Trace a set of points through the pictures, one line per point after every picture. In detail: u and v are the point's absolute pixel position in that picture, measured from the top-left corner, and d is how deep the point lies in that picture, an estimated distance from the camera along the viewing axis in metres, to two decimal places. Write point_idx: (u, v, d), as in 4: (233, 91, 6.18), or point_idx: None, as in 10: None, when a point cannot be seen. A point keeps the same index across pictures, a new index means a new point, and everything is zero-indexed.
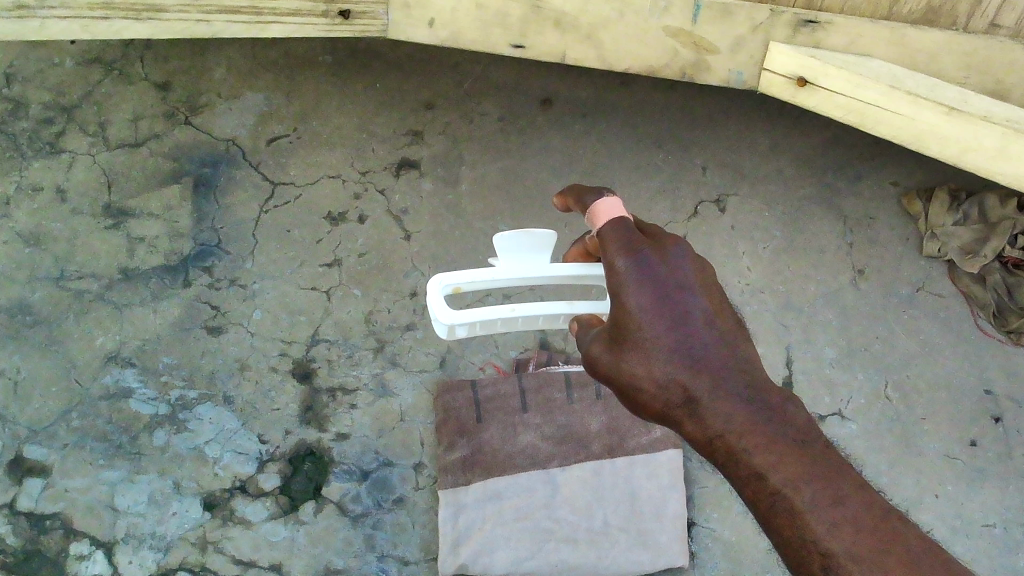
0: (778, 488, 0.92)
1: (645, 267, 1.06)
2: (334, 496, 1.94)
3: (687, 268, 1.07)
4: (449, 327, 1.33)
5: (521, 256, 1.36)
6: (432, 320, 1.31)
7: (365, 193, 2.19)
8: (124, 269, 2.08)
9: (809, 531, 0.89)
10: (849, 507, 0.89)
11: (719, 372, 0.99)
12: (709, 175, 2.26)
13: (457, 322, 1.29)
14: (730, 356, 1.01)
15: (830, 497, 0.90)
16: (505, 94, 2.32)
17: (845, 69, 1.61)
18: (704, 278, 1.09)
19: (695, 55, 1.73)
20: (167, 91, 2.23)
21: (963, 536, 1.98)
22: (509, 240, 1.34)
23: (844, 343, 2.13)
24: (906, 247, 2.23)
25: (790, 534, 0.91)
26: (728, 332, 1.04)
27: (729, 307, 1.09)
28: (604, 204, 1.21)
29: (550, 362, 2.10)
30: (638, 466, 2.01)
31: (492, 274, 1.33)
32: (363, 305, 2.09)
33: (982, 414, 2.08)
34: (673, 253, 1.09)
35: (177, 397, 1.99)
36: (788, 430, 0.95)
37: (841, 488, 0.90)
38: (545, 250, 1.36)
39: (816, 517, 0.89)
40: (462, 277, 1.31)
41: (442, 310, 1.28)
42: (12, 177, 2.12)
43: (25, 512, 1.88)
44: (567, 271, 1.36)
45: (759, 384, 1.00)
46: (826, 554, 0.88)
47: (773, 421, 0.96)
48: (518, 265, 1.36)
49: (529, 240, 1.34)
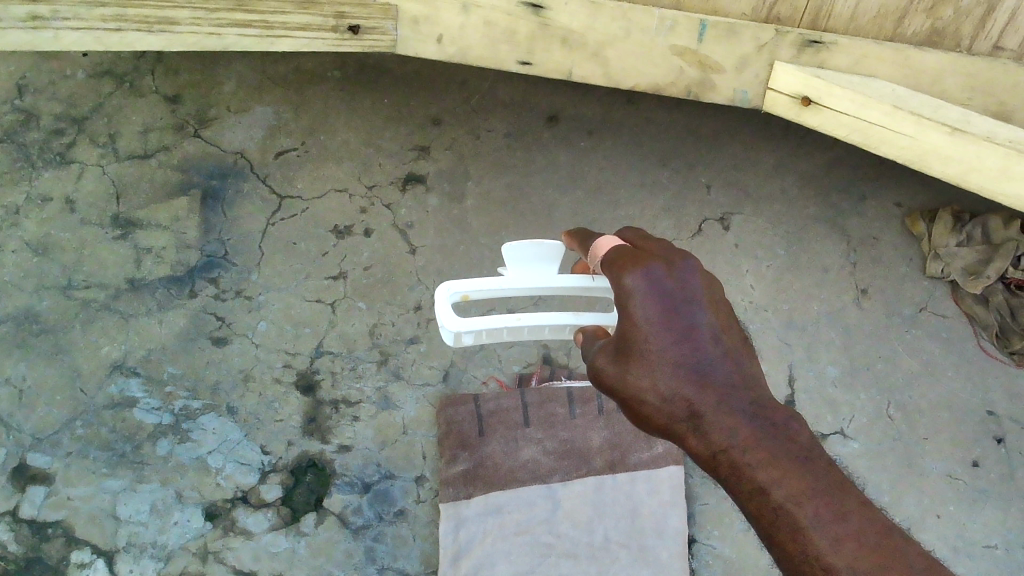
0: (781, 503, 0.91)
1: (655, 281, 1.07)
2: (335, 508, 1.94)
3: (695, 283, 1.08)
4: (456, 334, 1.36)
5: (529, 266, 1.38)
6: (439, 327, 1.34)
7: (371, 207, 2.20)
8: (131, 280, 2.09)
9: (811, 546, 0.88)
10: (852, 523, 0.88)
11: (724, 388, 1.01)
12: (713, 193, 2.27)
13: (464, 330, 1.31)
14: (736, 373, 1.03)
15: (832, 513, 0.89)
16: (511, 111, 2.34)
17: (850, 89, 1.63)
18: (713, 295, 1.10)
19: (700, 73, 1.75)
20: (177, 104, 2.26)
21: (965, 557, 1.98)
22: (518, 250, 1.38)
23: (846, 362, 2.13)
24: (909, 267, 2.23)
25: (791, 549, 0.90)
26: (733, 349, 1.05)
27: (736, 325, 1.10)
28: (604, 241, 1.24)
29: (553, 377, 2.09)
30: (640, 482, 2.01)
31: (502, 282, 1.35)
32: (368, 318, 2.10)
33: (983, 434, 2.08)
34: (683, 268, 1.10)
35: (181, 407, 2.00)
36: (792, 447, 0.95)
37: (844, 505, 0.90)
38: (553, 261, 1.39)
39: (819, 532, 0.88)
40: (471, 285, 1.33)
41: (449, 317, 1.31)
42: (23, 187, 2.14)
43: (27, 520, 1.89)
44: (573, 282, 1.36)
45: (763, 402, 1.01)
46: (827, 569, 0.87)
47: (779, 438, 0.96)
48: (526, 274, 1.38)
49: (538, 251, 1.38)
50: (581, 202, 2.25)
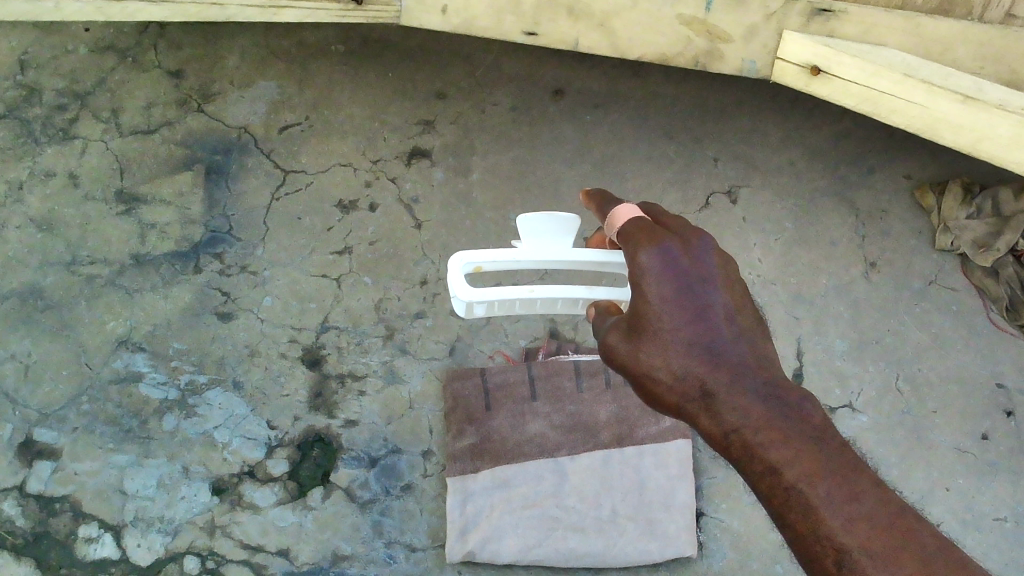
0: (794, 483, 0.93)
1: (670, 259, 1.05)
2: (342, 482, 1.94)
3: (710, 262, 1.07)
4: (467, 305, 1.34)
5: (546, 240, 1.36)
6: (451, 297, 1.33)
7: (376, 180, 2.19)
8: (136, 255, 2.08)
9: (824, 526, 0.91)
10: (864, 503, 0.91)
11: (737, 369, 1.00)
12: (721, 166, 2.25)
13: (476, 301, 1.30)
14: (748, 353, 1.02)
15: (845, 493, 0.91)
16: (517, 84, 2.32)
17: (859, 58, 1.60)
18: (727, 276, 1.08)
19: (708, 43, 1.72)
20: (180, 79, 2.24)
21: (975, 530, 1.97)
22: (532, 223, 1.36)
23: (855, 335, 2.12)
24: (918, 240, 2.21)
25: (803, 528, 0.92)
26: (747, 329, 1.05)
27: (749, 305, 1.09)
28: (622, 209, 1.21)
29: (560, 351, 2.08)
30: (648, 455, 1.99)
31: (516, 254, 1.34)
32: (374, 293, 2.09)
33: (993, 407, 2.07)
34: (698, 247, 1.08)
35: (187, 382, 1.99)
36: (805, 427, 0.97)
37: (856, 485, 0.92)
38: (568, 235, 1.38)
39: (831, 512, 0.91)
40: (484, 256, 1.31)
41: (460, 287, 1.30)
42: (25, 163, 2.13)
43: (35, 495, 1.89)
44: (589, 256, 1.36)
45: (776, 381, 1.01)
46: (839, 548, 0.90)
47: (791, 418, 0.97)
48: (540, 248, 1.36)
49: (555, 223, 1.36)
50: (588, 175, 2.24)
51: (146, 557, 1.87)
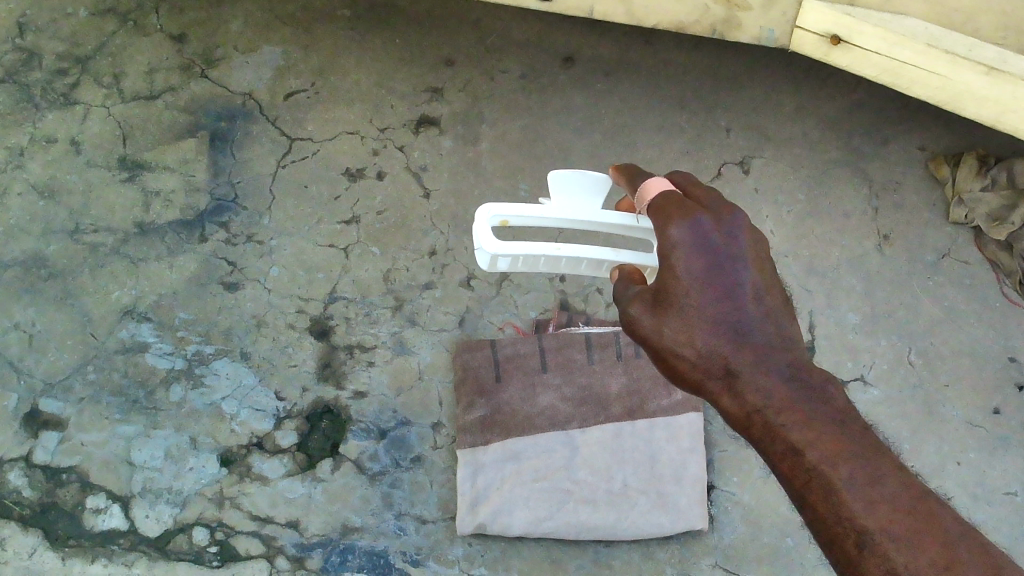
0: (815, 464, 0.93)
1: (701, 235, 1.02)
2: (352, 454, 1.92)
3: (742, 240, 1.03)
4: (492, 258, 1.34)
5: (577, 197, 1.34)
6: (477, 247, 1.32)
7: (384, 149, 2.15)
8: (140, 224, 2.05)
9: (844, 508, 0.90)
10: (886, 486, 0.90)
11: (762, 350, 1.00)
12: (733, 136, 2.22)
13: (501, 253, 1.31)
14: (775, 334, 1.01)
15: (867, 475, 0.91)
16: (526, 51, 2.28)
17: (880, 27, 1.55)
18: (759, 254, 1.05)
19: (726, 11, 1.67)
20: (183, 44, 2.21)
21: (985, 504, 1.97)
22: (564, 179, 1.33)
23: (867, 309, 2.11)
24: (931, 212, 2.19)
25: (824, 510, 0.92)
26: (776, 310, 1.03)
27: (780, 285, 1.06)
28: (655, 181, 1.18)
29: (570, 323, 2.05)
30: (659, 428, 1.97)
31: (544, 212, 1.33)
32: (382, 264, 2.06)
33: (1005, 382, 2.06)
34: (730, 222, 1.04)
35: (194, 352, 1.97)
36: (827, 411, 0.97)
37: (878, 468, 0.92)
38: (600, 194, 1.35)
39: (852, 495, 0.90)
40: (512, 211, 1.31)
41: (487, 239, 1.30)
42: (26, 128, 2.11)
43: (41, 465, 1.88)
44: (618, 219, 1.35)
45: (800, 363, 1.01)
46: (861, 531, 0.89)
47: (814, 401, 0.98)
48: (571, 203, 1.35)
49: (586, 182, 1.33)
50: (599, 145, 2.20)
51: (154, 529, 1.85)
